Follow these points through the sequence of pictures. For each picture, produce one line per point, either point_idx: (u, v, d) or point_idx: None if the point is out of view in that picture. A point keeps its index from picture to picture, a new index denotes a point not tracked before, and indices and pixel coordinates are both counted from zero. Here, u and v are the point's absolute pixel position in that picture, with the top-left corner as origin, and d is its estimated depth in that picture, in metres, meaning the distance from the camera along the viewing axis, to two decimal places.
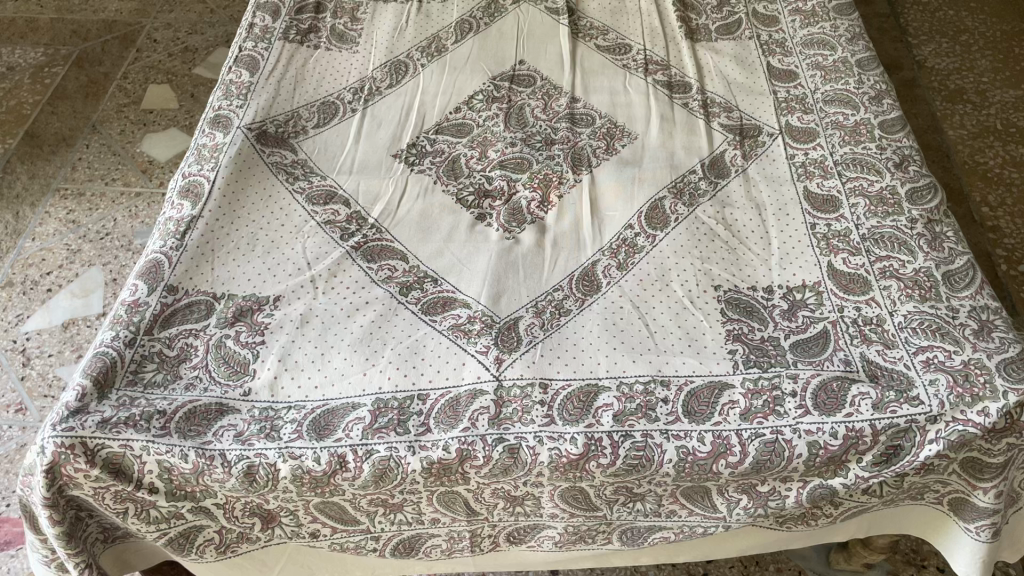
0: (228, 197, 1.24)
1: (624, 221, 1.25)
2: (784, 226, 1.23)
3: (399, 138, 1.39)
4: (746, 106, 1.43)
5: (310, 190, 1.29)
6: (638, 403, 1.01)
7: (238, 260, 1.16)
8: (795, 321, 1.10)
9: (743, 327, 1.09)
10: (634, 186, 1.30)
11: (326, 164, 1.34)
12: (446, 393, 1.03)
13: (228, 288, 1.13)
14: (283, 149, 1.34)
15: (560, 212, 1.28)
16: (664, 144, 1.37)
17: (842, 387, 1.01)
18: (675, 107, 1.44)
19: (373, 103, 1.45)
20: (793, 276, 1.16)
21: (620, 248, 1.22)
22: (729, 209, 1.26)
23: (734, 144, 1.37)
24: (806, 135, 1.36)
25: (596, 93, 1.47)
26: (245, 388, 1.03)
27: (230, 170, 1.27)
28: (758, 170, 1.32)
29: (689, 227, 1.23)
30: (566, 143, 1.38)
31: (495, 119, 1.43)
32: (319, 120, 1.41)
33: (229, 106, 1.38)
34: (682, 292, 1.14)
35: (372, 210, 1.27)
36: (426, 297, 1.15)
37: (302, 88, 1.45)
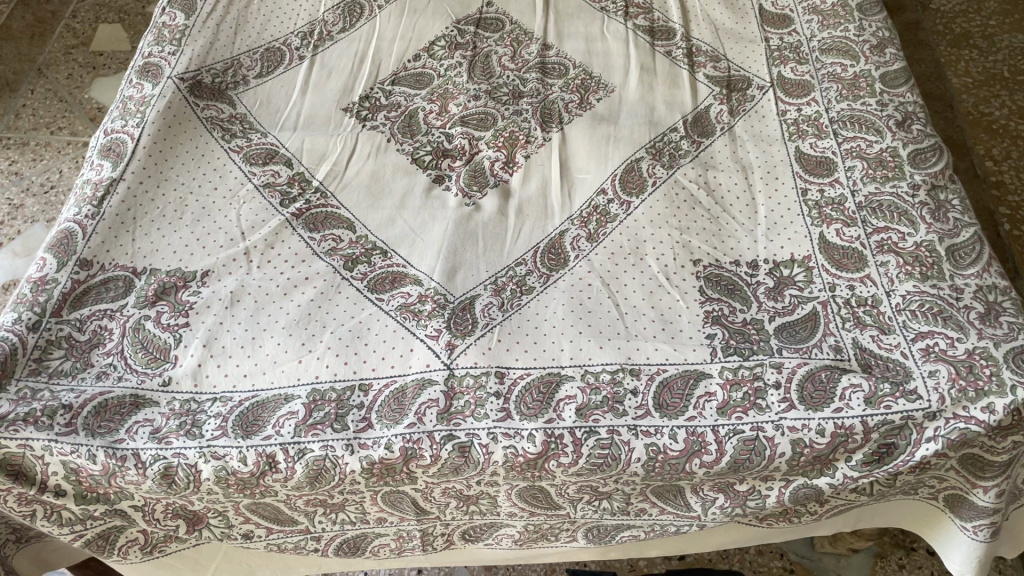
0: (155, 157, 1.11)
1: (597, 185, 1.14)
2: (773, 192, 1.11)
3: (351, 89, 1.26)
4: (735, 55, 1.30)
5: (248, 148, 1.16)
6: (604, 396, 0.90)
7: (163, 229, 1.04)
8: (781, 301, 0.99)
9: (723, 308, 0.98)
10: (609, 145, 1.18)
11: (268, 119, 1.20)
12: (391, 382, 0.92)
13: (150, 262, 1.01)
14: (221, 102, 1.21)
15: (526, 175, 1.16)
16: (643, 98, 1.25)
17: (831, 378, 0.90)
18: (656, 55, 1.31)
19: (323, 50, 1.31)
20: (781, 250, 1.04)
21: (591, 216, 1.10)
22: (713, 171, 1.14)
23: (720, 98, 1.24)
24: (800, 88, 1.23)
25: (570, 39, 1.33)
26: (165, 378, 0.92)
27: (158, 126, 1.14)
28: (745, 128, 1.20)
29: (667, 192, 1.12)
30: (535, 97, 1.25)
31: (458, 69, 1.29)
32: (263, 69, 1.27)
33: (160, 53, 1.24)
34: (657, 268, 1.03)
35: (318, 171, 1.14)
36: (373, 273, 1.03)
37: (244, 32, 1.31)
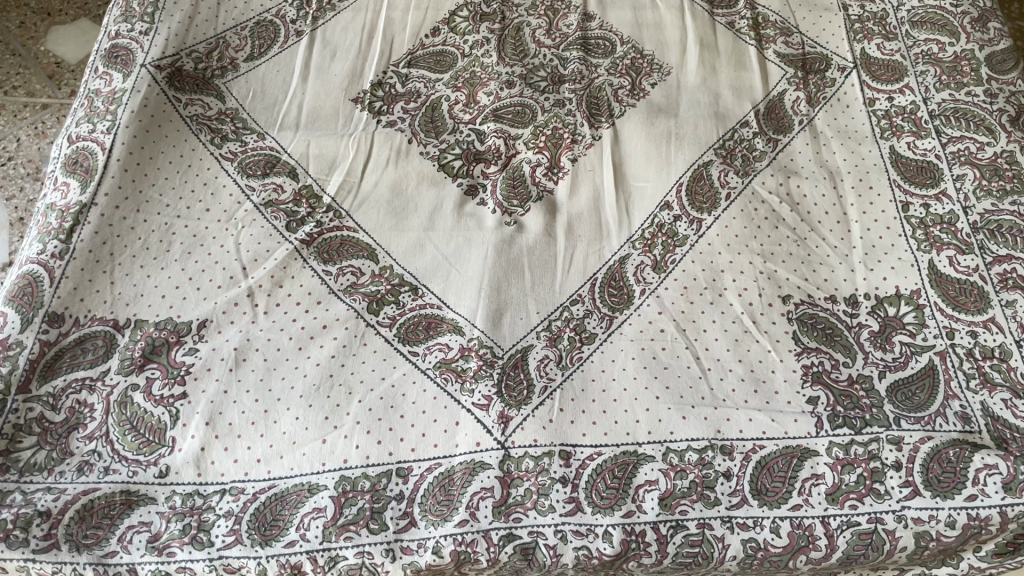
0: (132, 172, 0.92)
1: (660, 198, 0.96)
2: (867, 205, 0.95)
3: (360, 75, 1.06)
4: (809, 27, 1.11)
5: (243, 155, 0.97)
6: (692, 481, 0.76)
7: (147, 267, 0.87)
8: (889, 351, 0.84)
9: (823, 362, 0.83)
10: (670, 145, 1.00)
11: (265, 115, 1.01)
12: (434, 466, 0.77)
13: (134, 312, 0.84)
14: (206, 94, 1.01)
15: (574, 184, 0.99)
16: (705, 83, 1.06)
17: (961, 457, 0.76)
18: (717, 27, 1.12)
19: (324, 23, 1.11)
20: (883, 282, 0.89)
21: (656, 238, 0.93)
22: (796, 179, 0.97)
23: (795, 83, 1.06)
24: (890, 71, 1.05)
25: (614, 8, 1.14)
26: (161, 468, 0.76)
27: (134, 132, 0.94)
28: (828, 122, 1.02)
29: (744, 207, 0.95)
30: (578, 81, 1.06)
31: (485, 46, 1.10)
32: (254, 49, 1.06)
33: (130, 33, 1.03)
34: (740, 308, 0.87)
35: (328, 182, 0.96)
36: (404, 317, 0.87)
37: (228, 3, 1.10)
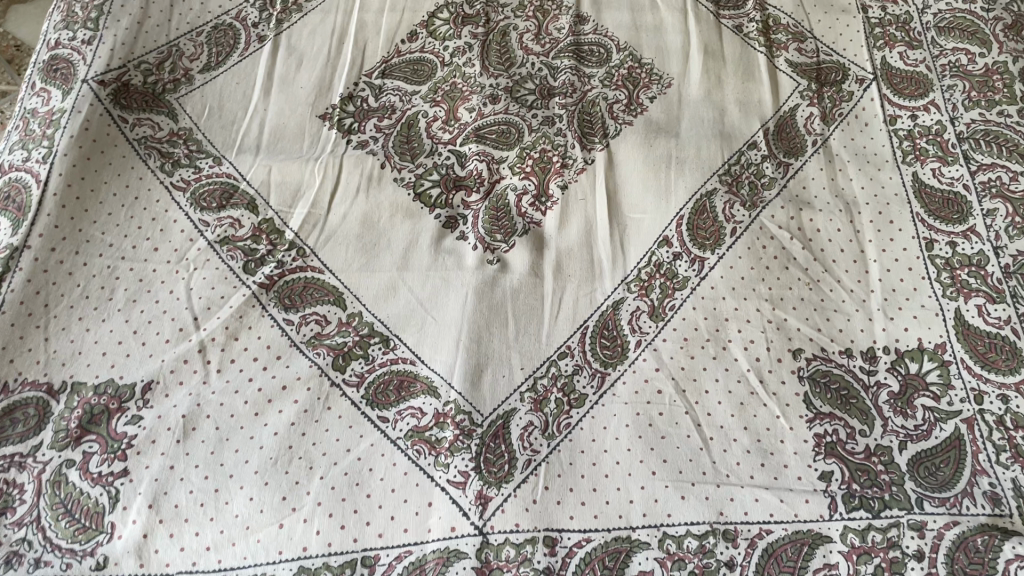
0: (71, 208, 0.83)
1: (658, 232, 0.87)
2: (888, 241, 0.86)
3: (329, 87, 0.96)
4: (825, 32, 1.01)
5: (196, 183, 0.87)
6: (691, 573, 0.67)
7: (87, 320, 0.78)
8: (911, 417, 0.75)
9: (837, 430, 0.75)
10: (670, 170, 0.91)
11: (222, 136, 0.91)
12: (404, 554, 0.68)
13: (71, 373, 0.75)
14: (157, 112, 0.91)
15: (564, 214, 0.89)
16: (710, 97, 0.96)
17: (990, 545, 0.68)
18: (724, 31, 1.01)
19: (290, 27, 1.00)
20: (905, 334, 0.80)
21: (653, 279, 0.84)
22: (809, 210, 0.88)
23: (809, 97, 0.96)
24: (913, 84, 0.95)
25: (610, 9, 1.03)
26: (98, 559, 0.67)
27: (73, 160, 0.85)
28: (845, 142, 0.93)
29: (752, 244, 0.85)
30: (569, 95, 0.97)
31: (467, 54, 0.99)
32: (210, 57, 0.96)
33: (71, 42, 0.93)
34: (746, 364, 0.78)
35: (291, 214, 0.87)
36: (373, 374, 0.78)
37: (182, 4, 0.99)
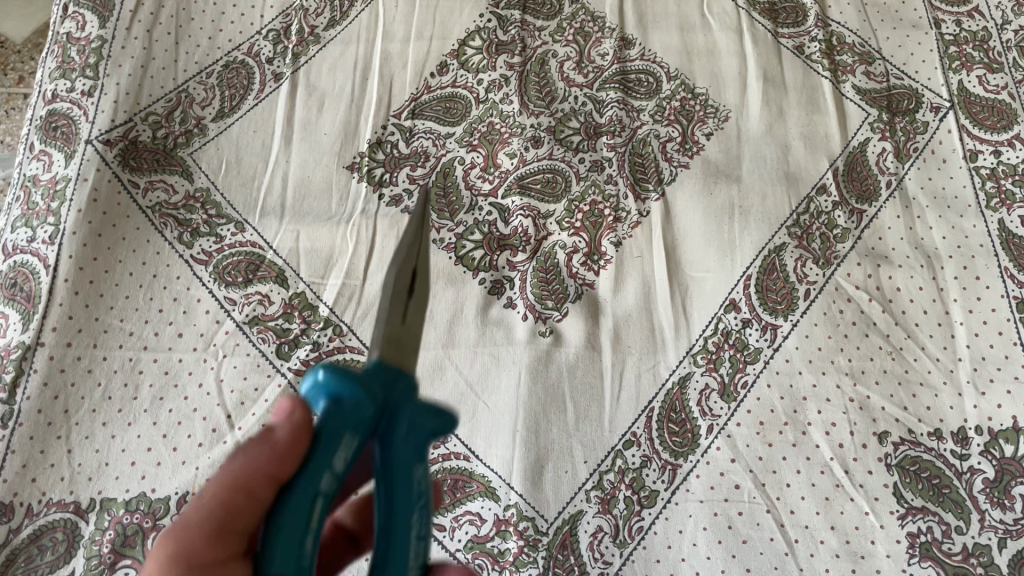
0: (84, 294, 0.76)
1: (724, 295, 0.80)
2: (975, 301, 0.79)
3: (355, 132, 0.88)
4: (894, 51, 0.92)
5: (219, 255, 0.80)
6: None
7: (111, 424, 0.72)
8: (1010, 510, 0.70)
9: (932, 528, 0.69)
10: (733, 222, 0.83)
11: (242, 196, 0.83)
12: None
13: (99, 489, 0.69)
14: (169, 171, 0.83)
15: (619, 274, 0.81)
16: (771, 132, 0.88)
17: None
18: (783, 54, 0.92)
19: (307, 61, 0.91)
20: (999, 411, 0.74)
21: (722, 351, 0.77)
22: (887, 267, 0.81)
23: (880, 129, 0.88)
24: (995, 115, 0.88)
25: (657, 30, 0.94)
26: None
27: (83, 239, 0.78)
28: (922, 183, 0.85)
29: (827, 308, 0.79)
30: (617, 133, 0.88)
31: (504, 88, 0.91)
32: (223, 102, 0.87)
33: (69, 93, 0.85)
34: (828, 451, 0.72)
35: (323, 286, 0.79)
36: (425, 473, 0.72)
37: (188, 40, 0.90)
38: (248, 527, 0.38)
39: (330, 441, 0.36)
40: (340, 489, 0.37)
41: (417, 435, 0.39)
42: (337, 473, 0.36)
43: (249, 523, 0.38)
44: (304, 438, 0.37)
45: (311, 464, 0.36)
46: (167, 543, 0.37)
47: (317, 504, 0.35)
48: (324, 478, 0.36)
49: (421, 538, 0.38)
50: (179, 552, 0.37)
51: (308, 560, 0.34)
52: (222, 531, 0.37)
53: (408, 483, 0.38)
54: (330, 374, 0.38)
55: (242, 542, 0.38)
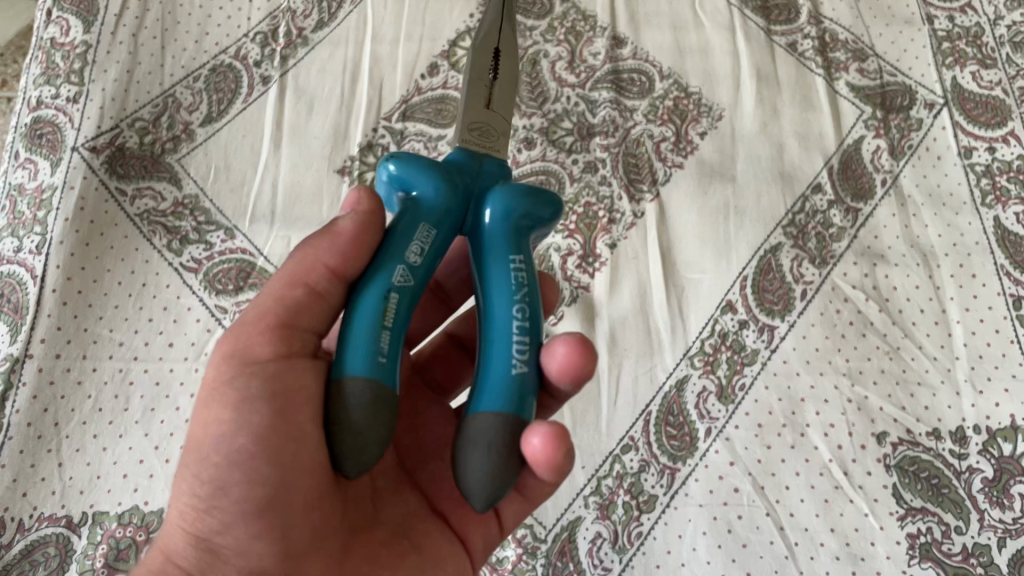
0: (73, 304, 0.75)
1: (720, 296, 0.79)
2: (971, 299, 0.79)
3: (345, 135, 0.87)
4: (888, 48, 0.92)
5: (209, 262, 0.79)
6: None
7: (103, 436, 0.71)
8: (1008, 509, 0.70)
9: (931, 528, 0.69)
10: (728, 223, 0.83)
11: (232, 202, 0.82)
12: None
13: (91, 502, 0.68)
14: (157, 177, 0.82)
15: (614, 276, 0.80)
16: (765, 131, 0.88)
17: None
18: (776, 52, 0.92)
19: (296, 64, 0.90)
20: (996, 409, 0.74)
21: (719, 352, 0.77)
22: (883, 266, 0.80)
23: (874, 127, 0.87)
24: (989, 111, 0.88)
25: (649, 28, 0.93)
26: None
27: (71, 249, 0.77)
28: (917, 180, 0.85)
29: (824, 308, 0.78)
30: (611, 134, 0.87)
31: None
32: (211, 106, 0.86)
33: (55, 100, 0.84)
34: (827, 453, 0.72)
35: None
36: None
37: (175, 44, 0.89)
38: (307, 325, 0.49)
39: (405, 235, 0.48)
40: (419, 281, 0.47)
41: (495, 215, 0.50)
42: (411, 263, 0.47)
43: (310, 319, 0.49)
44: (375, 233, 0.49)
45: (390, 255, 0.47)
46: (233, 339, 0.48)
47: (393, 293, 0.46)
48: (399, 264, 0.47)
49: (525, 314, 0.47)
50: (240, 351, 0.47)
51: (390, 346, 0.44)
52: (288, 326, 0.48)
53: (496, 267, 0.48)
54: (402, 165, 0.51)
55: (313, 342, 0.49)
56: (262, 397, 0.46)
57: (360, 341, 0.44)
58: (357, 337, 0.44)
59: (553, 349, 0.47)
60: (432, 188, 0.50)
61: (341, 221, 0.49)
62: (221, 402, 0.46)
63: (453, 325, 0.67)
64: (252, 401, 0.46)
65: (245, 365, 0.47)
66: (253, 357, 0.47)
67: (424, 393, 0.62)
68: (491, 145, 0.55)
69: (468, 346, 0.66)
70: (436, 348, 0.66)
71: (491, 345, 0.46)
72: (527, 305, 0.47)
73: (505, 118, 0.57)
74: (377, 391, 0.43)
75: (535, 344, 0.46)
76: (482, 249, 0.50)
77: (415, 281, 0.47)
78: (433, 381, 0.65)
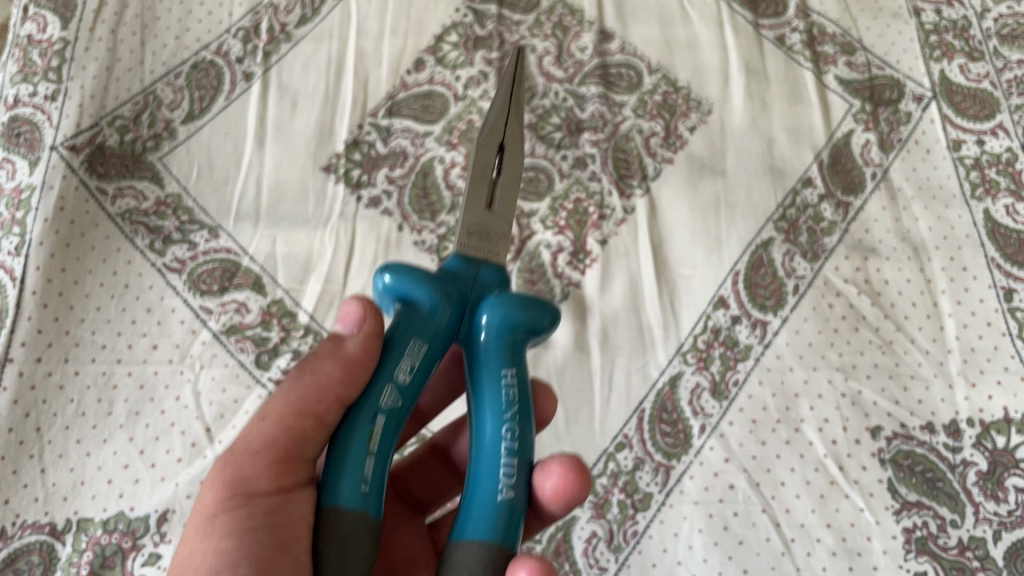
0: (54, 307, 0.73)
1: (712, 291, 0.79)
2: (963, 292, 0.78)
3: (331, 132, 0.85)
4: (876, 41, 0.92)
5: (193, 262, 0.77)
6: None
7: (86, 441, 0.69)
8: (1004, 502, 0.69)
9: (927, 522, 0.69)
10: (719, 218, 0.82)
11: (216, 201, 0.81)
12: None
13: (75, 509, 0.67)
14: (138, 177, 0.80)
15: (606, 272, 0.80)
16: (755, 125, 0.87)
17: None
18: (764, 46, 0.91)
19: (279, 60, 0.88)
20: (990, 402, 0.74)
21: (712, 348, 0.76)
22: (874, 260, 0.80)
23: (863, 120, 0.87)
24: (977, 104, 0.88)
25: (637, 22, 0.93)
26: None
27: (51, 249, 0.75)
28: (907, 173, 0.85)
29: (817, 302, 0.78)
30: (599, 129, 0.87)
31: (483, 85, 0.89)
32: (192, 103, 0.85)
33: (32, 98, 0.82)
34: (823, 448, 0.71)
35: (302, 293, 0.77)
36: None
37: (155, 40, 0.87)
38: (308, 455, 0.47)
39: (396, 353, 0.46)
40: (405, 403, 0.46)
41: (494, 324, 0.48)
42: (400, 384, 0.46)
43: (313, 449, 0.47)
44: (369, 354, 0.46)
45: (378, 377, 0.46)
46: (229, 466, 0.46)
47: (379, 419, 0.44)
48: (387, 384, 0.45)
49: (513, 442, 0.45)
50: (238, 479, 0.45)
51: (374, 477, 0.43)
52: (289, 458, 0.46)
53: (488, 383, 0.47)
54: (399, 276, 0.48)
55: (309, 471, 0.47)
56: (264, 528, 0.44)
57: (350, 471, 0.42)
58: (343, 467, 0.42)
59: (547, 472, 0.47)
60: (429, 300, 0.47)
61: (347, 343, 0.46)
62: (219, 527, 0.44)
63: (437, 435, 0.62)
64: (249, 533, 0.44)
65: (242, 495, 0.45)
66: (252, 488, 0.45)
67: (398, 512, 0.59)
68: (491, 250, 0.52)
69: (455, 464, 0.62)
70: (419, 456, 0.62)
71: (478, 473, 0.45)
72: (516, 424, 0.45)
73: (508, 219, 0.54)
74: (360, 524, 0.41)
75: (524, 466, 0.45)
76: (475, 362, 0.48)
77: (402, 402, 0.46)
78: (409, 494, 0.61)
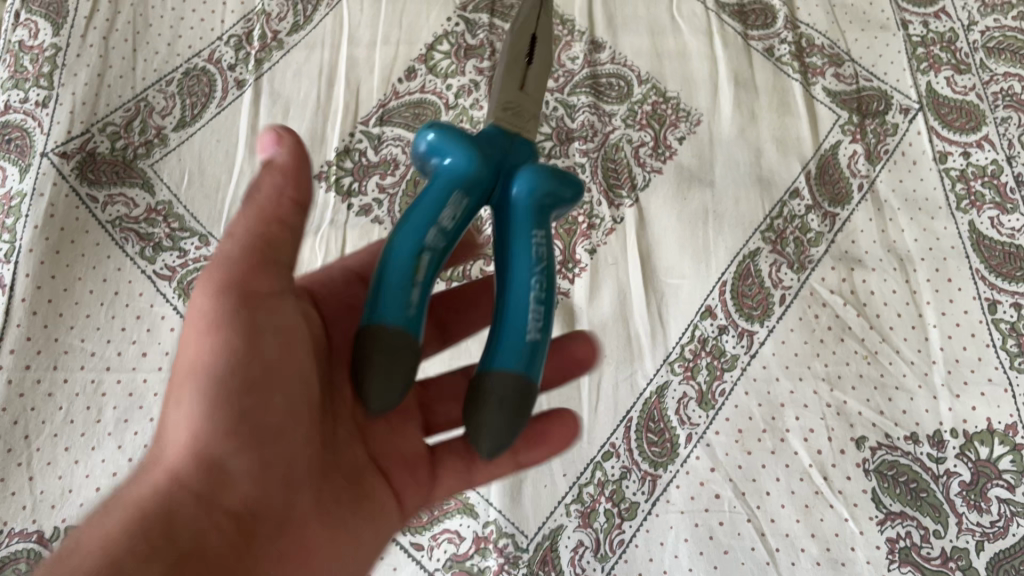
0: (43, 314, 0.74)
1: (699, 301, 0.79)
2: (947, 303, 0.79)
3: (322, 139, 0.86)
4: (864, 52, 0.93)
5: (183, 269, 0.78)
6: None
7: (74, 449, 0.69)
8: (986, 512, 0.70)
9: (910, 532, 0.69)
10: (707, 228, 0.83)
11: (206, 208, 0.81)
12: None
13: (63, 517, 0.67)
14: (129, 184, 0.81)
15: (594, 281, 0.80)
16: (743, 135, 0.88)
17: None
18: (753, 56, 0.92)
19: (271, 67, 0.89)
20: (973, 413, 0.74)
21: (698, 358, 0.77)
22: (860, 271, 0.81)
23: (850, 132, 0.88)
24: (964, 116, 0.89)
25: (627, 32, 0.94)
26: None
27: (40, 257, 0.76)
28: (893, 185, 0.85)
29: (803, 313, 0.79)
30: (589, 139, 0.87)
31: (474, 93, 0.90)
32: (184, 110, 0.85)
33: (23, 104, 0.82)
34: (808, 458, 0.72)
35: None
36: None
37: (146, 47, 0.88)
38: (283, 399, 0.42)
39: (441, 193, 0.45)
40: (445, 250, 0.44)
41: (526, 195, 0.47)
42: (442, 226, 0.44)
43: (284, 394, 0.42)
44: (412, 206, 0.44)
45: (410, 227, 0.43)
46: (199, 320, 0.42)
47: (424, 254, 0.42)
48: (431, 225, 0.43)
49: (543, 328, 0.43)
50: (206, 351, 0.41)
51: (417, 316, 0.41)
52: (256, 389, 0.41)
53: (520, 236, 0.46)
54: (440, 132, 0.48)
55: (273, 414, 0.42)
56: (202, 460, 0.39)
57: (392, 292, 0.40)
58: (386, 291, 0.41)
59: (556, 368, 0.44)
60: (467, 154, 0.47)
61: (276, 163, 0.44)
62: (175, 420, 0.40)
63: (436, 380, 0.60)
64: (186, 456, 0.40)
65: (198, 380, 0.41)
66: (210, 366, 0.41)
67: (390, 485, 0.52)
68: (522, 125, 0.51)
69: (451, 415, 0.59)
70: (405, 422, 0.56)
71: (505, 328, 0.43)
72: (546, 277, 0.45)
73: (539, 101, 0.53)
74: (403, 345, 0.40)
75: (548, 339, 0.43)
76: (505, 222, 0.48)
77: (444, 244, 0.44)
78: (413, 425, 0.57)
